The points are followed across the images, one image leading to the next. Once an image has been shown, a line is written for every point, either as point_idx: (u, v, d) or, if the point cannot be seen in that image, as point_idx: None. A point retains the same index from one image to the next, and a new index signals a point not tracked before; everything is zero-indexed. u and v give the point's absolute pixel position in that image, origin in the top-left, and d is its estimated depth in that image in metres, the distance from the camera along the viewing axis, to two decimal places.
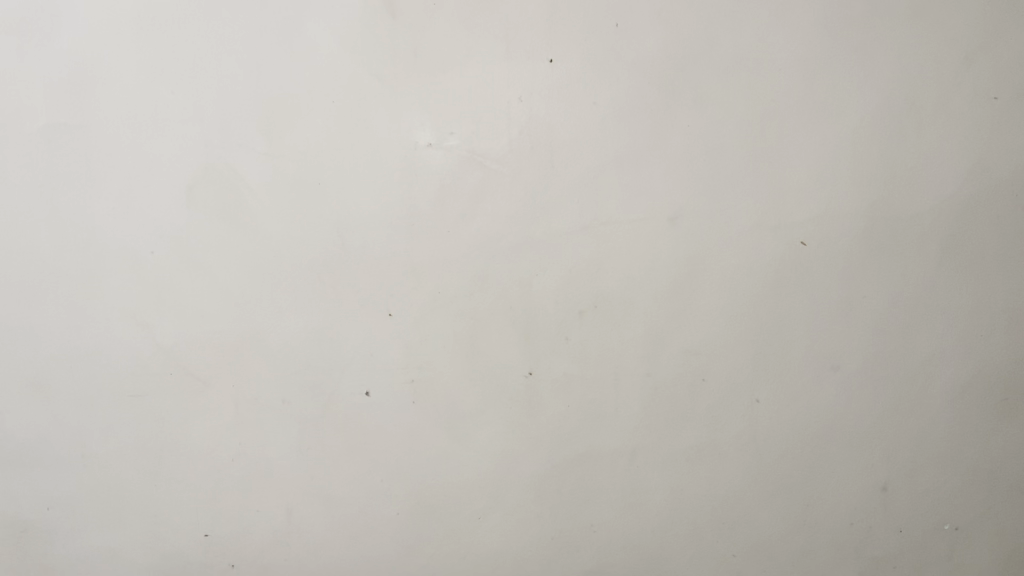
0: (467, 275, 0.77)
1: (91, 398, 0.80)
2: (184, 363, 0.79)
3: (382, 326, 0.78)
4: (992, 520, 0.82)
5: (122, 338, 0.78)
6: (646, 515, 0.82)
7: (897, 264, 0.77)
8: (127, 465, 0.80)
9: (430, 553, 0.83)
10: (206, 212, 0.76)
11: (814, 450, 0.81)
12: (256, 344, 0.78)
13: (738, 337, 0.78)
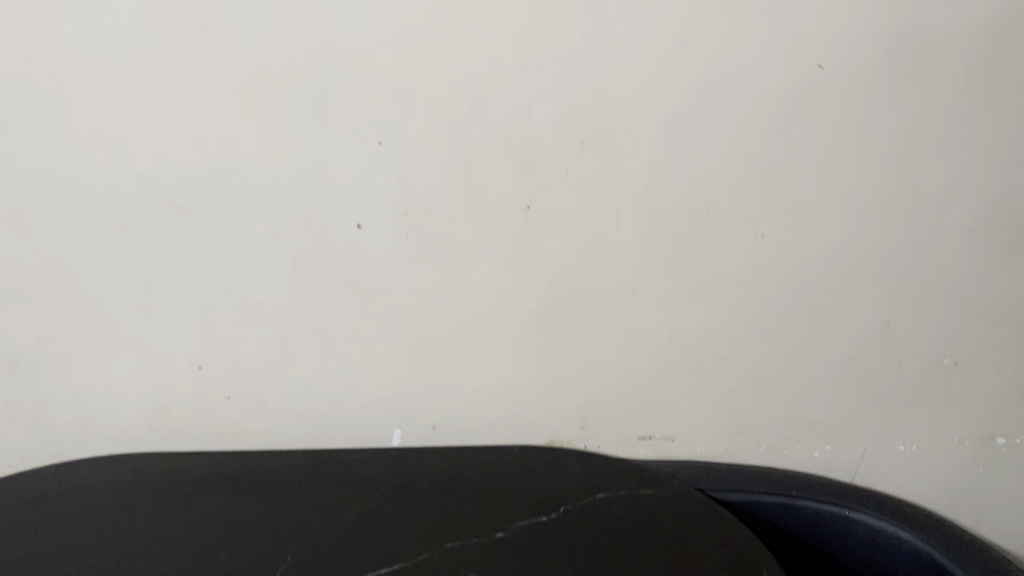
0: (460, 101, 0.71)
1: (71, 231, 0.75)
2: (168, 195, 0.73)
3: (371, 156, 0.73)
4: (991, 354, 0.83)
5: (99, 169, 0.72)
6: (646, 350, 0.82)
7: (920, 91, 0.72)
8: (115, 298, 0.78)
9: (428, 384, 0.83)
10: (177, 31, 0.66)
11: (818, 285, 0.80)
12: (242, 176, 0.73)
13: (746, 169, 0.75)
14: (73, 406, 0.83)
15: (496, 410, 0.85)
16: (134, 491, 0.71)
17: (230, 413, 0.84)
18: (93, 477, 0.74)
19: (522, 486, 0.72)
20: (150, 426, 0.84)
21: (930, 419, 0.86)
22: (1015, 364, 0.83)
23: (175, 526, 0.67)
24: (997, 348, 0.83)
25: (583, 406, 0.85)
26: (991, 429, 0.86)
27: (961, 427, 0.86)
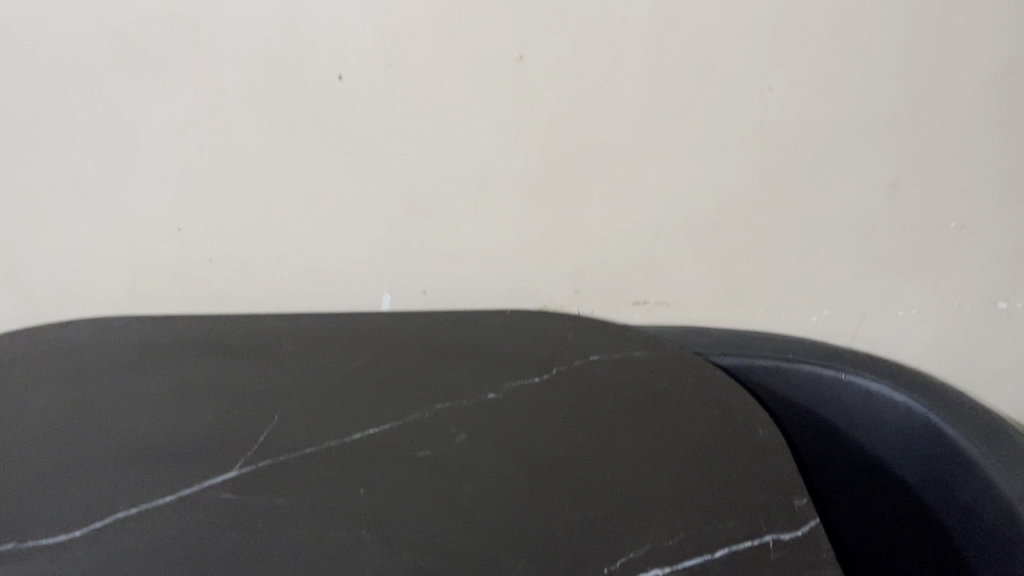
0: None
1: (32, 81, 0.70)
2: (133, 42, 0.68)
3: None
4: (998, 217, 0.80)
5: (56, 8, 0.66)
6: (642, 212, 0.79)
7: None
8: (84, 155, 0.74)
9: (417, 248, 0.81)
10: None
11: (824, 144, 0.76)
12: (214, 20, 0.67)
13: (756, 16, 0.69)
14: (49, 270, 0.80)
15: (487, 275, 0.83)
16: (116, 351, 0.69)
17: (212, 278, 0.81)
18: (73, 338, 0.71)
19: (515, 349, 0.71)
20: (130, 290, 0.82)
21: (930, 284, 0.84)
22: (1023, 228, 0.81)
23: (159, 387, 0.65)
24: (1004, 212, 0.80)
25: (576, 271, 0.83)
26: (991, 295, 0.85)
27: (961, 292, 0.84)
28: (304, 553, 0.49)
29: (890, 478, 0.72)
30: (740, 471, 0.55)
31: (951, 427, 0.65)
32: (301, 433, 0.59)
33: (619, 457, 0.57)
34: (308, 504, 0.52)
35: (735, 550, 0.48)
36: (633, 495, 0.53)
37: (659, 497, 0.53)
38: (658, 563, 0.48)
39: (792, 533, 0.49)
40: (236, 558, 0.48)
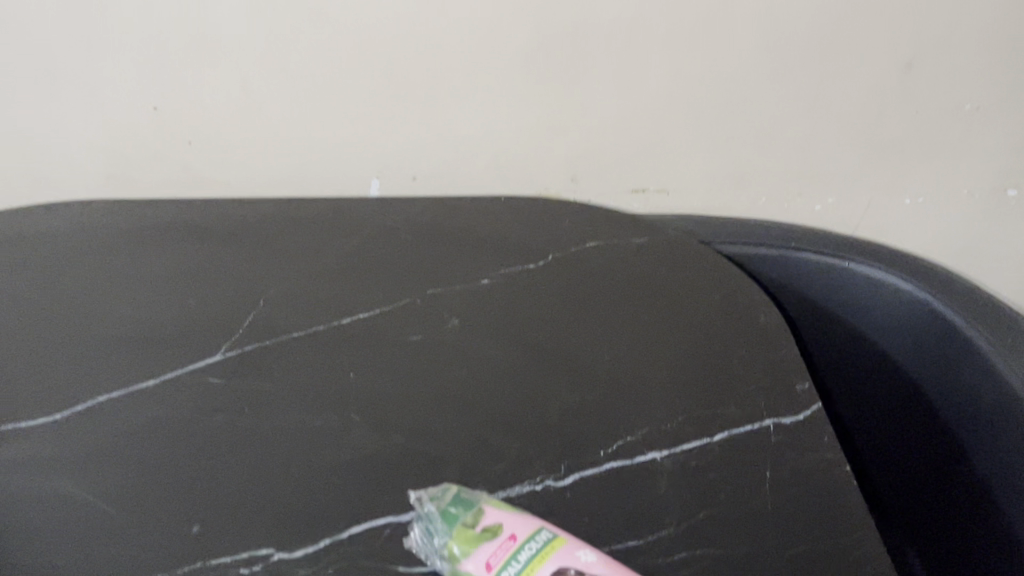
0: None
1: None
2: None
3: None
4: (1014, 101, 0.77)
5: None
6: (644, 93, 0.75)
7: None
8: (45, 30, 0.67)
9: (407, 128, 0.77)
10: None
11: (839, 22, 0.71)
12: None
13: None
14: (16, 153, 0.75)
15: (481, 158, 0.79)
16: (93, 235, 0.66)
17: (192, 159, 0.77)
18: (47, 220, 0.68)
19: (511, 224, 0.68)
20: (105, 174, 0.77)
21: (939, 169, 0.81)
22: None
23: (141, 272, 0.62)
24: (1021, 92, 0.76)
25: (574, 154, 0.79)
26: (1001, 180, 0.82)
27: (971, 178, 0.82)
28: (292, 438, 0.47)
29: (885, 371, 0.68)
30: (740, 355, 0.53)
31: (949, 310, 0.61)
32: (289, 316, 0.57)
33: (617, 341, 0.55)
34: (297, 390, 0.51)
35: (734, 433, 0.47)
36: (632, 380, 0.51)
37: (659, 382, 0.51)
38: (655, 447, 0.47)
39: (794, 418, 0.48)
40: (222, 444, 0.47)
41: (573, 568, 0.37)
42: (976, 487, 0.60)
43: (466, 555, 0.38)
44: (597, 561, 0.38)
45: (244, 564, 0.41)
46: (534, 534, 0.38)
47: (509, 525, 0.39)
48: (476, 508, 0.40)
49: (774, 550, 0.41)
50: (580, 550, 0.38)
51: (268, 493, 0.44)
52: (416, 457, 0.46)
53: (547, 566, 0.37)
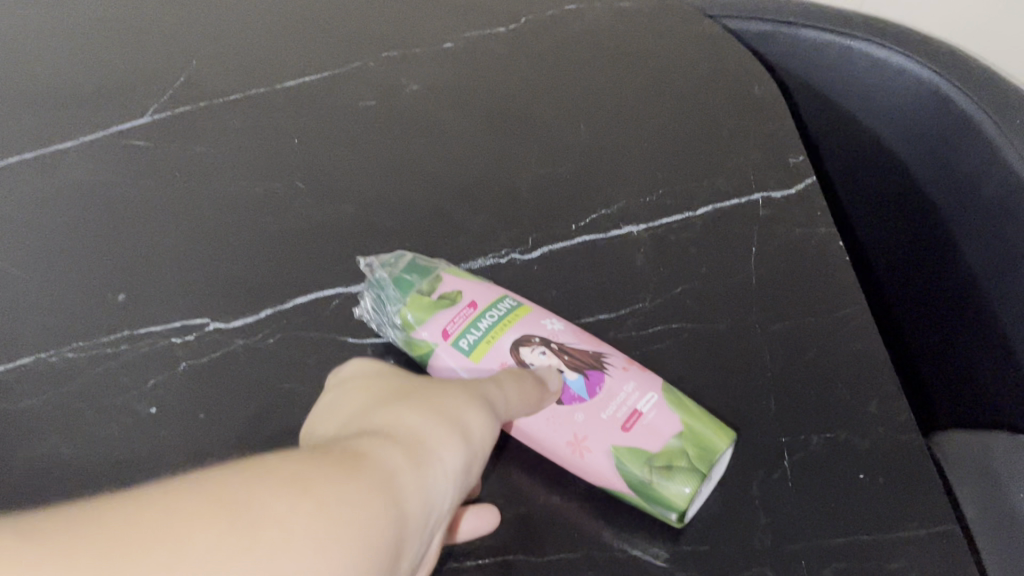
0: None
1: None
2: None
3: None
4: None
5: None
6: None
7: None
8: None
9: None
10: None
11: None
12: None
13: None
14: None
15: None
16: None
17: None
18: None
19: None
20: None
21: None
22: None
23: (49, 16, 0.53)
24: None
25: None
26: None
27: None
28: (231, 203, 0.42)
29: (865, 167, 0.56)
30: (735, 118, 0.47)
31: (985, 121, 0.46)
32: (226, 74, 0.49)
33: (597, 102, 0.48)
34: (237, 152, 0.45)
35: (720, 208, 0.42)
36: (613, 148, 0.45)
37: (642, 151, 0.45)
38: (633, 221, 0.42)
39: (784, 193, 0.43)
40: (151, 210, 0.42)
41: (537, 335, 0.33)
42: (948, 286, 0.52)
43: (423, 323, 0.34)
44: (564, 327, 0.34)
45: (177, 334, 0.37)
46: (495, 301, 0.34)
47: (467, 291, 0.35)
48: (433, 273, 0.35)
49: (757, 325, 0.38)
50: (545, 317, 0.34)
51: (203, 262, 0.40)
52: (369, 227, 0.41)
53: (508, 335, 0.33)
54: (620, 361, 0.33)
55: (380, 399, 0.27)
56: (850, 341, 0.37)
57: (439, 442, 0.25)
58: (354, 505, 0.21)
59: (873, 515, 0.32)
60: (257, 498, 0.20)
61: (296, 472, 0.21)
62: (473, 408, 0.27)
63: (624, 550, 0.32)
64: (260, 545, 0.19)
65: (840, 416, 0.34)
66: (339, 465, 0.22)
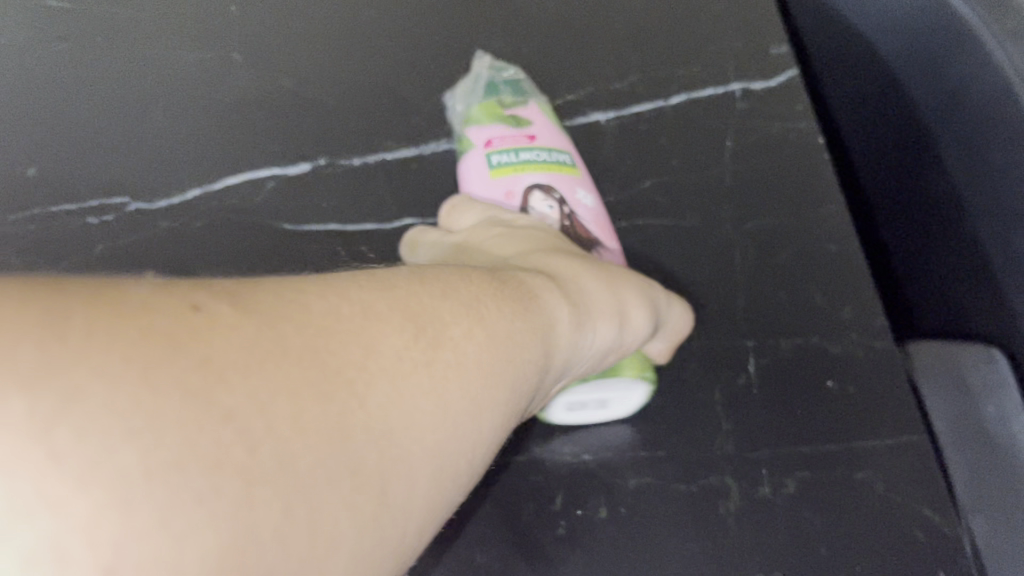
0: None
1: None
2: None
3: None
4: None
5: None
6: None
7: None
8: None
9: None
10: None
11: None
12: None
13: None
14: None
15: None
16: None
17: None
18: None
19: None
20: None
21: None
22: None
23: None
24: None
25: None
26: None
27: None
28: (159, 72, 0.38)
29: (857, 70, 0.51)
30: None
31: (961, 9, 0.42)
32: None
33: None
34: (165, 16, 0.40)
35: (694, 98, 0.39)
36: (580, 30, 0.42)
37: (613, 34, 0.41)
38: (599, 109, 0.39)
39: (765, 82, 0.39)
40: (67, 79, 0.38)
41: (559, 193, 0.32)
42: (931, 196, 0.50)
43: (478, 124, 0.34)
44: (593, 206, 0.33)
45: (93, 214, 0.34)
46: (547, 147, 0.33)
47: (538, 126, 0.34)
48: (523, 100, 0.35)
49: (728, 223, 0.35)
50: (578, 187, 0.33)
51: (124, 137, 0.36)
52: (311, 105, 0.38)
53: (534, 174, 0.32)
54: (615, 264, 0.32)
55: (547, 251, 0.27)
56: (826, 243, 0.34)
57: (603, 319, 0.25)
58: (524, 351, 0.21)
59: (841, 423, 0.30)
60: (457, 324, 0.20)
61: (484, 303, 0.21)
62: (640, 298, 0.27)
63: (577, 455, 0.30)
64: (450, 366, 0.19)
65: (811, 321, 0.32)
66: (514, 310, 0.22)
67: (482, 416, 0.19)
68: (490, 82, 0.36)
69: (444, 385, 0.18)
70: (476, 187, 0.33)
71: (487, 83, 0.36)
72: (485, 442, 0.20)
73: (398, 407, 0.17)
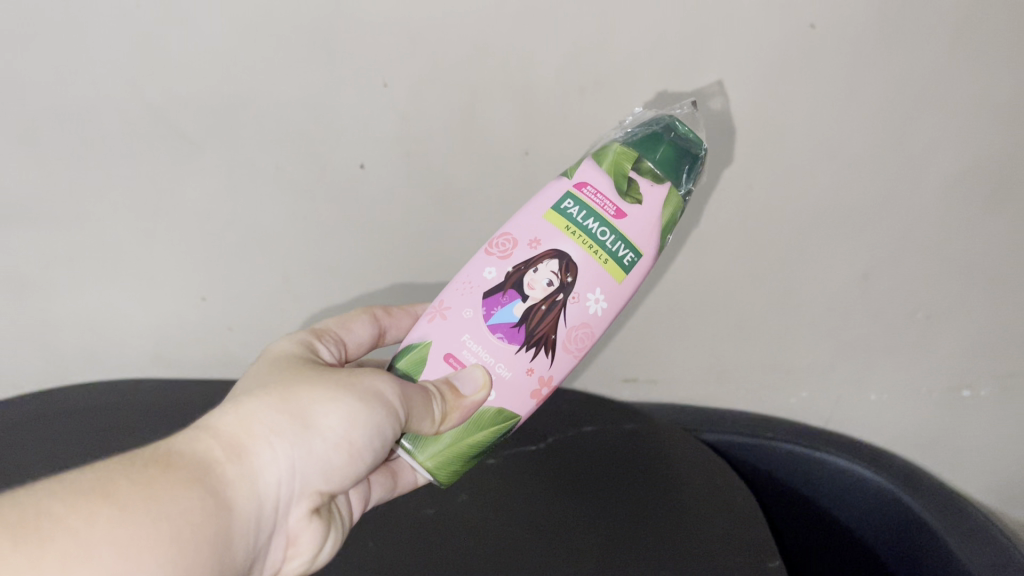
0: (451, 39, 0.63)
1: (59, 190, 0.72)
2: (142, 142, 0.69)
3: (354, 92, 0.66)
4: (983, 306, 0.82)
5: (88, 107, 0.66)
6: (632, 305, 0.82)
7: (921, 53, 0.65)
8: (96, 243, 0.76)
9: None
10: None
11: (804, 236, 0.77)
12: (228, 119, 0.67)
13: (741, 119, 0.69)
14: (81, 334, 0.84)
15: None
16: (150, 406, 0.76)
17: (233, 341, 0.86)
18: (96, 393, 0.77)
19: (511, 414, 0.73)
20: (153, 351, 0.87)
21: (901, 373, 0.88)
22: (1011, 316, 0.83)
23: None
24: (955, 237, 0.78)
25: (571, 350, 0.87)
26: (918, 310, 0.83)
27: (927, 377, 0.88)
28: None
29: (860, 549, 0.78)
30: (720, 538, 0.61)
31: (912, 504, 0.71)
32: None
33: (610, 517, 0.63)
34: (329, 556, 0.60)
35: None
36: (622, 553, 0.59)
37: (644, 554, 0.59)
38: None
39: None
40: None
41: (568, 274, 0.52)
42: None
43: (602, 171, 0.53)
44: (589, 309, 0.53)
45: None
46: (618, 231, 0.52)
47: (630, 211, 0.52)
48: (662, 179, 0.53)
49: None
50: (596, 288, 0.53)
51: None
52: None
53: (573, 246, 0.53)
54: (534, 373, 0.53)
55: (246, 395, 0.45)
56: None
57: (275, 435, 0.44)
58: (202, 481, 0.40)
59: None
60: (82, 497, 0.35)
61: (171, 462, 0.39)
62: (322, 405, 0.46)
63: None
64: (80, 523, 0.34)
65: None
66: (169, 465, 0.39)
67: (182, 516, 0.37)
68: (665, 142, 0.53)
69: (136, 513, 0.36)
70: (541, 218, 0.54)
71: (661, 141, 0.53)
72: (164, 548, 0.36)
73: (98, 533, 0.34)
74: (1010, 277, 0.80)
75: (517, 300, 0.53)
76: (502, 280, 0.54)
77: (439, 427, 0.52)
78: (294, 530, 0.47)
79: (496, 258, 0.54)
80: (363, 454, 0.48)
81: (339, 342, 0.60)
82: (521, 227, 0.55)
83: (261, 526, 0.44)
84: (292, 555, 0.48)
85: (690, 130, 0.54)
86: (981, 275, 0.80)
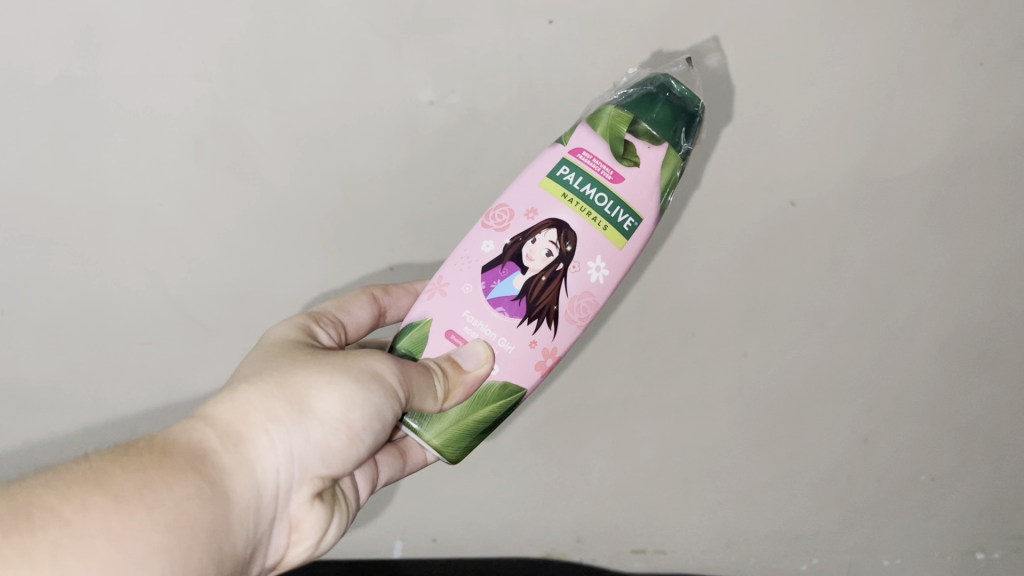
0: (452, 229, 0.67)
1: (77, 373, 0.74)
2: (160, 329, 0.72)
3: (362, 277, 0.70)
4: (984, 465, 0.84)
5: (110, 298, 0.70)
6: (636, 472, 0.83)
7: (896, 229, 0.69)
8: (108, 424, 0.78)
9: (419, 506, 0.85)
10: (169, 185, 0.64)
11: (802, 402, 0.79)
12: (242, 304, 0.71)
13: (731, 293, 0.72)
14: None
15: (497, 530, 0.86)
16: None
17: None
18: None
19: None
20: None
21: (911, 535, 0.87)
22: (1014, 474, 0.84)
23: None
24: (949, 400, 0.79)
25: (577, 522, 0.86)
26: (921, 472, 0.84)
27: (937, 538, 0.88)
28: None
29: None
30: None
31: None
32: None
33: None
34: None
35: None
36: None
37: None
38: None
39: None
40: None
41: (567, 245, 0.54)
42: None
43: (597, 137, 0.54)
44: (592, 275, 0.54)
45: None
46: (616, 196, 0.54)
47: (628, 176, 0.54)
48: (657, 139, 0.54)
49: None
50: (597, 256, 0.54)
51: None
52: None
53: (571, 215, 0.54)
54: (539, 347, 0.55)
55: (244, 383, 0.48)
56: None
57: (271, 422, 0.46)
58: (198, 471, 0.42)
59: None
60: (80, 485, 0.37)
61: (167, 453, 0.42)
62: (317, 390, 0.48)
63: None
64: (78, 510, 0.36)
65: None
66: (166, 455, 0.42)
67: (177, 504, 0.40)
68: (660, 102, 0.54)
69: (130, 500, 0.38)
70: (538, 190, 0.55)
71: (656, 101, 0.54)
72: (161, 530, 0.38)
73: (95, 521, 0.37)
74: (1006, 437, 0.82)
75: (518, 272, 0.54)
76: (500, 252, 0.55)
77: (443, 404, 0.53)
78: (298, 514, 0.50)
79: (494, 231, 0.56)
80: (365, 434, 0.49)
81: (337, 325, 0.61)
82: (517, 198, 0.56)
83: (262, 510, 0.46)
84: (296, 542, 0.51)
85: (684, 88, 0.55)
86: (979, 435, 0.82)
